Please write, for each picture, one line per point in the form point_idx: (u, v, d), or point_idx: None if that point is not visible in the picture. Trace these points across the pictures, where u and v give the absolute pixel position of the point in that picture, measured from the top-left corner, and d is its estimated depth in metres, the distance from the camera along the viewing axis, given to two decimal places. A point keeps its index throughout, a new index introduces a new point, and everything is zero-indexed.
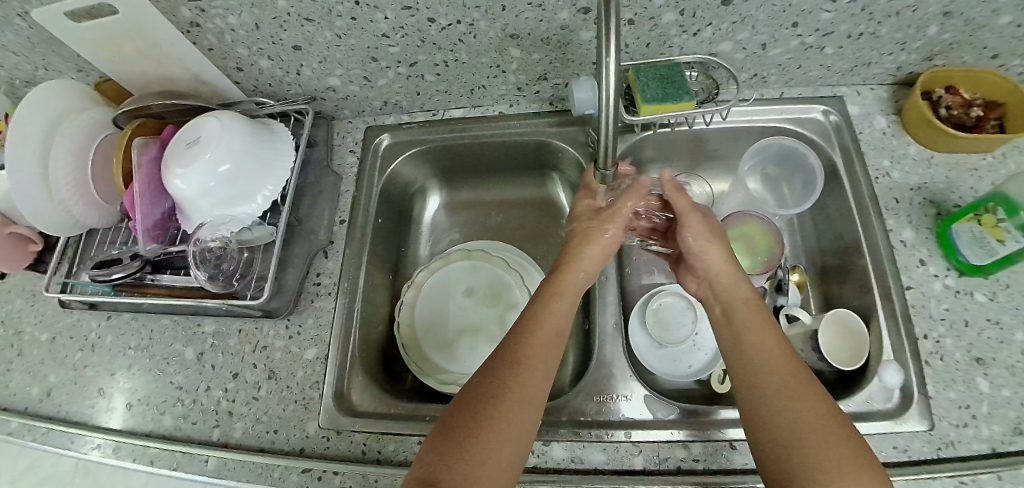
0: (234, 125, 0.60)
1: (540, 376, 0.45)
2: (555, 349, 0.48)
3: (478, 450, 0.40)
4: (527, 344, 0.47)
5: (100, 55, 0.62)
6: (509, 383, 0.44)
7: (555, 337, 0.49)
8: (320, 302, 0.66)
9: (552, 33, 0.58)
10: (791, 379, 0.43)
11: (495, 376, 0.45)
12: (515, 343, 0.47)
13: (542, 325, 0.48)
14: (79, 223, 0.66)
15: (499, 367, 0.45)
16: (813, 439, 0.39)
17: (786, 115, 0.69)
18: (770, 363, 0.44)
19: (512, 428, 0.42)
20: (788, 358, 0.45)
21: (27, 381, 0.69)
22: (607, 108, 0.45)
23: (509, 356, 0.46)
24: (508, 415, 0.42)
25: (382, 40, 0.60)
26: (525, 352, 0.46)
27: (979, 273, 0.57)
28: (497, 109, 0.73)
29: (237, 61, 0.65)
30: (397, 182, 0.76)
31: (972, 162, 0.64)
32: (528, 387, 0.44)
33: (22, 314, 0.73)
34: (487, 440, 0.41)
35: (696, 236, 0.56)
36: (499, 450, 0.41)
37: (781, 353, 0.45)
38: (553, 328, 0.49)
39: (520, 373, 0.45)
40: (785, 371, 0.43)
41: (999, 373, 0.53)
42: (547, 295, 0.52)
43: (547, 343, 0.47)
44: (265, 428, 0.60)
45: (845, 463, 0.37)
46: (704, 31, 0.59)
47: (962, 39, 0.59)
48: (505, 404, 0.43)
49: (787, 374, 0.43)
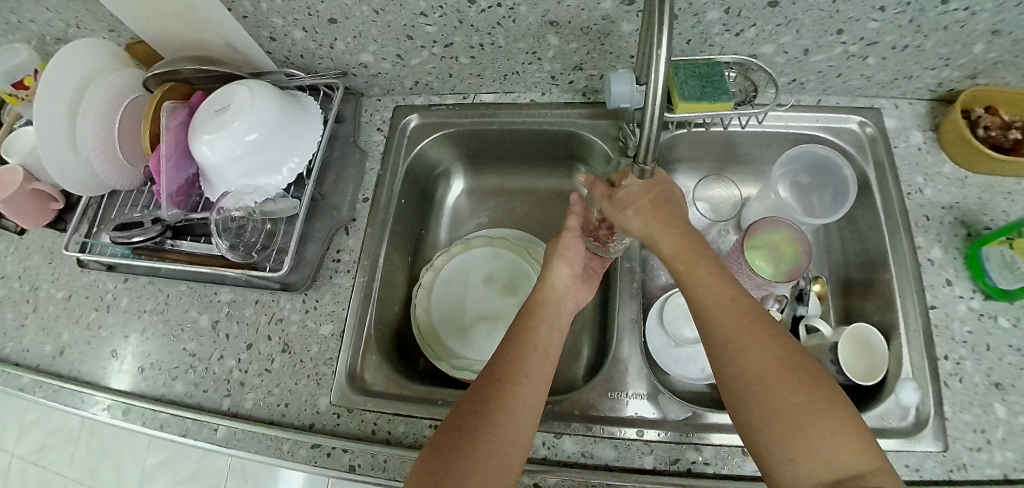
0: (265, 94, 0.60)
1: (525, 390, 0.45)
2: (539, 363, 0.48)
3: (468, 464, 0.40)
4: (510, 360, 0.47)
5: (134, 14, 0.61)
6: (494, 398, 0.44)
7: (542, 354, 0.49)
8: (338, 279, 0.65)
9: (592, 23, 0.57)
10: (741, 341, 0.42)
11: (479, 391, 0.45)
12: (500, 360, 0.48)
13: (528, 341, 0.49)
14: (105, 183, 0.66)
15: (484, 382, 0.46)
16: (769, 406, 0.39)
17: (822, 124, 0.68)
18: (718, 328, 0.44)
19: (502, 441, 0.42)
20: (735, 318, 0.43)
21: (40, 338, 0.69)
22: (654, 98, 0.42)
23: (493, 373, 0.46)
24: (493, 429, 0.42)
25: (420, 18, 0.59)
26: (507, 369, 0.46)
27: (1005, 298, 0.56)
28: (529, 97, 0.72)
29: (271, 30, 0.64)
30: (422, 164, 0.75)
31: (1006, 185, 0.63)
32: (512, 401, 0.44)
33: (39, 271, 0.73)
34: (477, 452, 0.41)
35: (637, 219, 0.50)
36: (489, 462, 0.41)
37: (729, 313, 0.44)
38: (540, 344, 0.50)
39: (503, 388, 0.45)
40: (735, 333, 0.43)
41: (1017, 399, 0.53)
42: (529, 314, 0.53)
43: (527, 359, 0.48)
44: (276, 401, 0.60)
45: (805, 424, 0.37)
46: (748, 32, 0.58)
47: (1008, 59, 0.58)
48: (491, 417, 0.43)
49: (736, 338, 0.42)
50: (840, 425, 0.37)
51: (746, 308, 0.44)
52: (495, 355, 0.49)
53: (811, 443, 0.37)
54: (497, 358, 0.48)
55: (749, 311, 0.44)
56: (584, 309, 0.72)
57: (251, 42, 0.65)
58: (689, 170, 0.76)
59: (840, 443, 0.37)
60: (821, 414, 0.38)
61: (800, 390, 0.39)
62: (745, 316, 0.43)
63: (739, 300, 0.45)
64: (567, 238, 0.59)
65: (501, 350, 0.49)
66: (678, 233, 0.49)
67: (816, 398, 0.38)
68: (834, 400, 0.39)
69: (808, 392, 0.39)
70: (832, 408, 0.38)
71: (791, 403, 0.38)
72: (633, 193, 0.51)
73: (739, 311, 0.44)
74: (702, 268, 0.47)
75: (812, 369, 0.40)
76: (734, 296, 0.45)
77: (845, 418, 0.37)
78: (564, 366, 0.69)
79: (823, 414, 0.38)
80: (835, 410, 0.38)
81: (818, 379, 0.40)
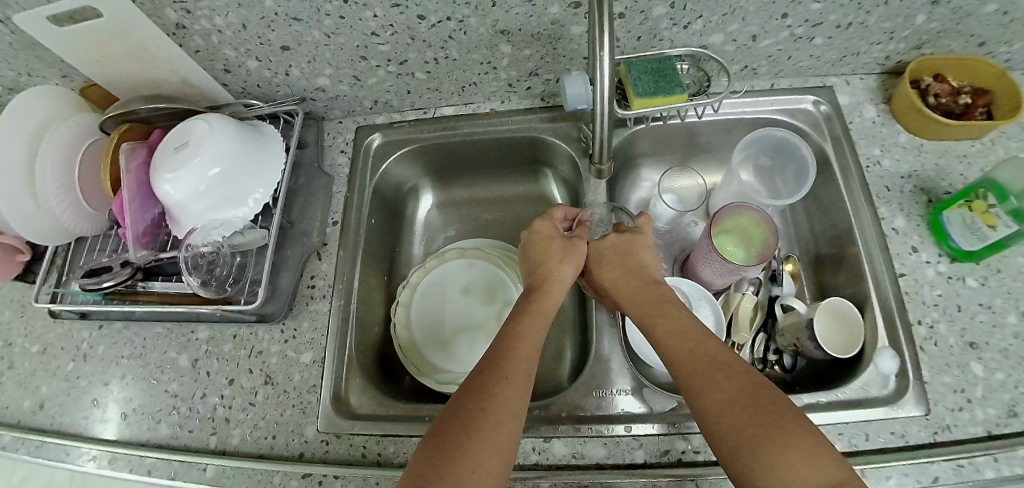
0: (222, 125, 0.60)
1: (522, 391, 0.45)
2: (533, 363, 0.48)
3: (471, 463, 0.40)
4: (512, 361, 0.47)
5: (86, 60, 0.61)
6: (498, 400, 0.44)
7: (534, 350, 0.49)
8: (315, 305, 0.65)
9: (542, 28, 0.58)
10: (698, 374, 0.44)
11: (484, 391, 0.44)
12: (504, 359, 0.47)
13: (517, 343, 0.49)
14: (69, 231, 0.66)
15: (490, 384, 0.45)
16: (733, 432, 0.40)
17: (778, 106, 0.69)
18: (677, 363, 0.46)
19: (502, 439, 0.42)
20: (693, 351, 0.46)
21: (19, 393, 0.68)
22: (602, 83, 0.47)
23: (498, 373, 0.46)
24: (497, 429, 0.42)
25: (372, 38, 0.59)
26: (509, 370, 0.46)
27: (971, 259, 0.58)
28: (489, 106, 0.73)
29: (224, 62, 0.64)
30: (390, 182, 0.76)
31: (961, 149, 0.65)
32: (512, 404, 0.44)
33: (12, 326, 0.72)
34: (476, 455, 0.40)
35: (606, 273, 0.57)
36: (490, 459, 0.41)
37: (686, 349, 0.47)
38: (529, 348, 0.49)
39: (508, 390, 0.45)
40: (693, 367, 0.45)
41: (992, 357, 0.54)
42: (520, 319, 0.52)
43: (525, 359, 0.48)
44: (263, 434, 0.59)
45: (764, 442, 0.39)
46: (695, 24, 0.59)
47: (948, 28, 0.60)
48: (494, 418, 0.43)
49: (694, 371, 0.45)
50: (798, 444, 0.38)
51: (703, 340, 0.47)
52: (489, 354, 0.48)
53: (773, 462, 0.38)
54: (495, 354, 0.48)
55: (707, 344, 0.47)
56: (564, 311, 0.72)
57: (206, 77, 0.66)
58: (654, 164, 0.77)
59: (800, 460, 0.38)
60: (779, 434, 0.39)
61: (757, 414, 0.40)
62: (702, 349, 0.46)
63: (697, 334, 0.48)
64: (553, 244, 0.58)
65: (499, 348, 0.48)
66: (640, 286, 0.55)
67: (775, 420, 0.40)
68: (793, 420, 0.40)
69: (766, 414, 0.40)
70: (790, 427, 0.39)
71: (752, 424, 0.40)
72: (600, 243, 0.59)
73: (695, 345, 0.47)
74: (662, 307, 0.51)
75: (771, 392, 0.42)
76: (691, 331, 0.48)
77: (804, 434, 0.39)
78: (549, 369, 0.69)
79: (780, 436, 0.39)
80: (793, 428, 0.39)
81: (777, 401, 0.41)
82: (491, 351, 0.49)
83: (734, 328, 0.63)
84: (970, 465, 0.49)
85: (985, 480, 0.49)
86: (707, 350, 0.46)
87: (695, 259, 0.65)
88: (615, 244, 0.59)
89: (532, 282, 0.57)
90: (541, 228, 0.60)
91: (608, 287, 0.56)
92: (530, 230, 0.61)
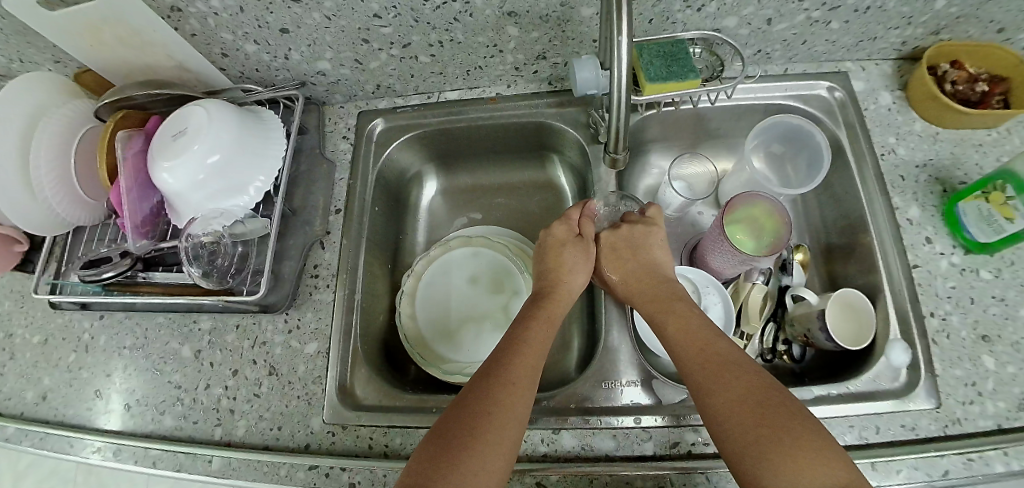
0: (224, 115, 0.58)
1: (528, 394, 0.45)
2: (539, 365, 0.48)
3: (476, 463, 0.40)
4: (519, 364, 0.47)
5: (77, 45, 0.58)
6: (506, 401, 0.43)
7: (541, 352, 0.49)
8: (318, 295, 0.64)
9: (550, 10, 0.56)
10: (707, 373, 0.44)
11: (490, 391, 0.44)
12: (511, 361, 0.47)
13: (525, 344, 0.48)
14: (66, 221, 0.64)
15: (496, 386, 0.44)
16: (738, 432, 0.40)
17: (791, 92, 0.68)
18: (686, 363, 0.46)
19: (507, 439, 0.42)
20: (701, 352, 0.46)
21: (21, 385, 0.67)
22: (618, 67, 0.45)
23: (506, 374, 0.45)
24: (503, 430, 0.42)
25: (374, 20, 0.57)
26: (516, 371, 0.46)
27: (985, 251, 0.57)
28: (494, 91, 0.71)
29: (221, 46, 0.62)
30: (393, 168, 0.74)
31: (977, 137, 0.63)
32: (518, 406, 0.44)
33: (12, 317, 0.71)
34: (482, 453, 0.40)
35: (616, 270, 0.57)
36: (496, 459, 0.41)
37: (694, 348, 0.47)
38: (534, 350, 0.48)
39: (515, 392, 0.44)
40: (702, 366, 0.45)
41: (1004, 350, 0.53)
42: (527, 319, 0.52)
43: (531, 360, 0.47)
44: (268, 425, 0.59)
45: (770, 441, 0.39)
46: (708, 7, 0.57)
47: (969, 13, 0.58)
48: (500, 419, 0.42)
49: (702, 371, 0.45)
50: (803, 446, 0.38)
51: (712, 340, 0.47)
52: (496, 355, 0.48)
53: (777, 464, 0.38)
54: (502, 355, 0.48)
55: (716, 344, 0.46)
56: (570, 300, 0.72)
57: (203, 61, 0.64)
58: (663, 149, 0.76)
59: (808, 464, 0.37)
60: (784, 438, 0.39)
61: (763, 415, 0.40)
62: (711, 349, 0.46)
63: (706, 333, 0.48)
64: (564, 248, 0.58)
65: (507, 348, 0.48)
66: (651, 285, 0.54)
67: (780, 421, 0.39)
68: (799, 422, 0.39)
69: (772, 416, 0.40)
70: (795, 429, 0.39)
71: (759, 423, 0.40)
72: (612, 236, 0.59)
73: (704, 344, 0.47)
74: (670, 305, 0.51)
75: (779, 394, 0.42)
76: (700, 330, 0.48)
77: (810, 437, 0.38)
78: (556, 360, 0.68)
79: (785, 438, 0.39)
80: (800, 430, 0.39)
81: (785, 404, 0.41)
82: (498, 352, 0.48)
83: (743, 318, 0.63)
84: (980, 459, 0.49)
85: (995, 474, 0.48)
86: (716, 352, 0.46)
87: (705, 248, 0.64)
88: (626, 243, 0.58)
89: (541, 286, 0.57)
90: (556, 230, 0.59)
91: (618, 285, 0.56)
92: (545, 234, 0.60)
